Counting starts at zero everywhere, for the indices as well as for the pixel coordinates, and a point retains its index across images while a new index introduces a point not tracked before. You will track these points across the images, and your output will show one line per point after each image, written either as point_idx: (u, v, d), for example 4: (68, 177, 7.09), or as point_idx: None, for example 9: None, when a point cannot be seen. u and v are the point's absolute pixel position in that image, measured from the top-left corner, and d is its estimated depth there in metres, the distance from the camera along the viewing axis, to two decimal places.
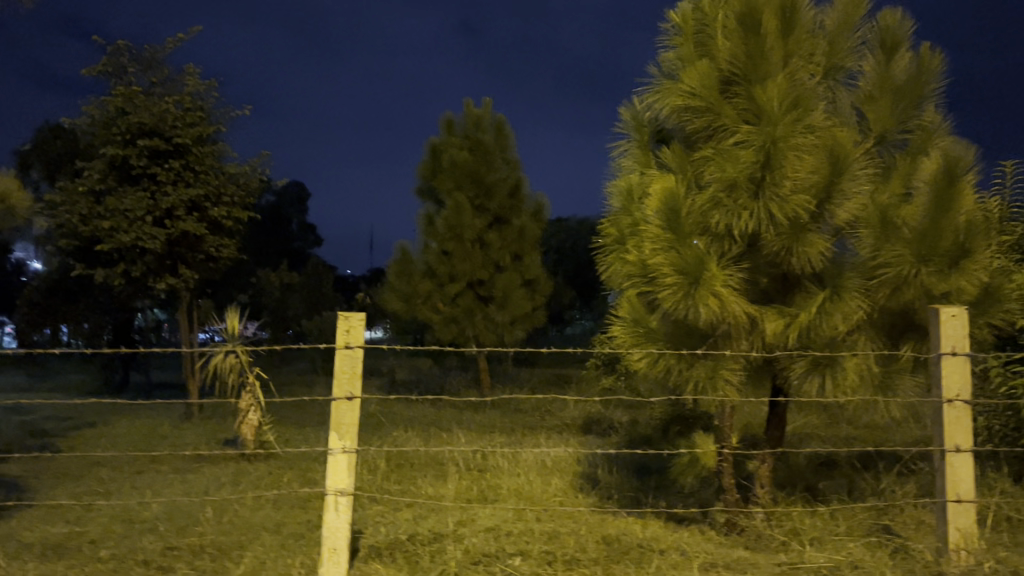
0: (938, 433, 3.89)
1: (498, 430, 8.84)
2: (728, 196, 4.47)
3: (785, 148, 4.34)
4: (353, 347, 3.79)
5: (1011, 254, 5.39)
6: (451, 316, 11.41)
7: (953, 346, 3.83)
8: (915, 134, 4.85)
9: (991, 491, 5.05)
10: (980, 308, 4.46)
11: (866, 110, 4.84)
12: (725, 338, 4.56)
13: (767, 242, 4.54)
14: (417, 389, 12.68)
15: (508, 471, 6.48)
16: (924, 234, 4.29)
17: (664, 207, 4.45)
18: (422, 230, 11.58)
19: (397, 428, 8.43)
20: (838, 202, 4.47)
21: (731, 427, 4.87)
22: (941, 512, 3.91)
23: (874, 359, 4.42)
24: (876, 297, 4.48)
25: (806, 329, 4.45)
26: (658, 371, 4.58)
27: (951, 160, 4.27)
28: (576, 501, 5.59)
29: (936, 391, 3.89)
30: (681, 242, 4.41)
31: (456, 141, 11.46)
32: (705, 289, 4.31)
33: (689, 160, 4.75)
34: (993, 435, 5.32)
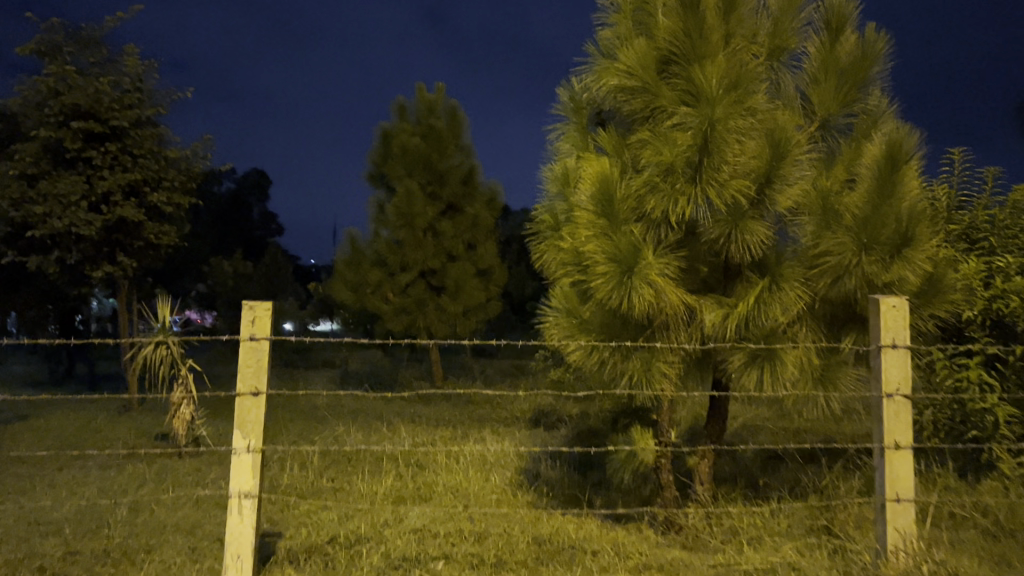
0: (877, 429, 3.71)
1: (443, 423, 8.54)
2: (665, 180, 4.28)
3: (723, 131, 4.13)
4: (258, 340, 3.54)
5: (957, 243, 5.28)
6: (402, 305, 11.10)
7: (892, 340, 3.65)
8: (859, 118, 4.68)
9: (932, 486, 4.94)
10: (924, 298, 4.31)
11: (810, 92, 4.67)
12: (663, 328, 4.42)
13: (706, 230, 4.38)
14: (368, 380, 12.41)
15: (447, 466, 6.26)
16: (865, 222, 4.11)
17: (597, 191, 4.25)
18: (373, 216, 11.30)
19: (340, 423, 8.12)
20: (778, 189, 4.28)
21: (669, 423, 4.74)
22: (879, 511, 3.73)
23: (814, 351, 4.26)
24: (817, 287, 4.32)
25: (744, 321, 4.28)
26: (593, 362, 4.40)
27: (894, 146, 4.10)
28: (513, 498, 5.39)
29: (876, 385, 3.71)
30: (615, 229, 4.20)
31: (409, 126, 11.12)
32: (639, 279, 4.09)
33: (624, 143, 4.54)
34: (937, 427, 5.20)
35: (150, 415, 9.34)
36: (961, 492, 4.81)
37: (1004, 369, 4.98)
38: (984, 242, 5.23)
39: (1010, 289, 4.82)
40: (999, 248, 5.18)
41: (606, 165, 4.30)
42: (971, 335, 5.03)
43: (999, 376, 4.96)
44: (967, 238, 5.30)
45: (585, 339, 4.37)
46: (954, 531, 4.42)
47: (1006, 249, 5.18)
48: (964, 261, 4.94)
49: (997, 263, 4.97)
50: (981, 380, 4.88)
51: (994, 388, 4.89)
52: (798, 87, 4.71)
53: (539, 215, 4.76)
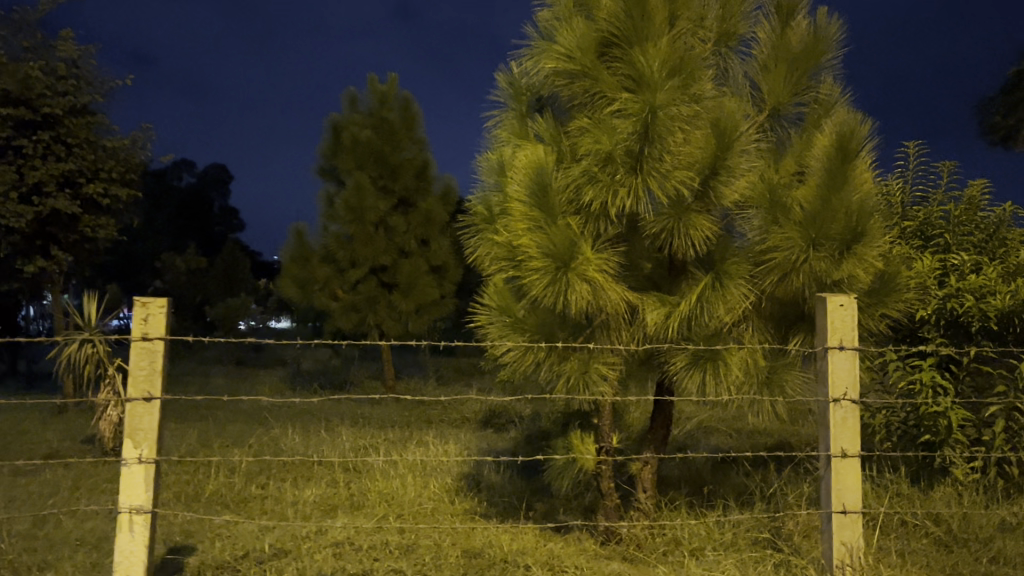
0: (823, 436, 3.47)
1: (388, 424, 8.23)
2: (604, 171, 4.01)
3: (665, 118, 3.88)
4: (151, 339, 3.22)
5: (911, 241, 5.09)
6: (352, 303, 10.75)
7: (839, 341, 3.41)
8: (809, 108, 4.46)
9: (885, 493, 4.74)
10: (876, 297, 4.10)
11: (760, 80, 4.43)
12: (604, 329, 4.17)
13: (649, 223, 4.13)
14: (318, 380, 12.05)
15: (386, 473, 5.94)
16: (813, 216, 3.89)
17: (532, 180, 3.96)
18: (322, 210, 10.92)
19: (281, 426, 7.79)
20: (723, 180, 4.05)
21: (611, 427, 4.48)
22: (824, 523, 3.50)
23: (760, 353, 4.04)
24: (764, 285, 4.09)
25: (686, 320, 4.04)
26: (528, 364, 4.13)
27: (844, 135, 3.88)
28: (450, 506, 5.10)
29: (822, 389, 3.47)
30: (550, 222, 3.93)
31: (360, 117, 10.76)
32: (575, 275, 3.83)
33: (562, 132, 4.26)
34: (890, 431, 5.00)
35: (83, 417, 8.94)
36: (914, 500, 4.62)
37: (958, 371, 4.77)
38: (939, 240, 5.05)
39: (965, 288, 4.61)
40: (954, 246, 5.00)
41: (542, 153, 4.02)
42: (924, 336, 4.82)
43: (953, 379, 4.76)
44: (921, 235, 5.11)
45: (520, 339, 4.08)
46: (904, 541, 4.23)
47: (961, 247, 5.00)
48: (918, 259, 4.74)
49: (952, 261, 4.78)
50: (934, 383, 4.68)
51: (948, 391, 4.68)
52: (747, 74, 4.47)
53: (473, 207, 4.44)
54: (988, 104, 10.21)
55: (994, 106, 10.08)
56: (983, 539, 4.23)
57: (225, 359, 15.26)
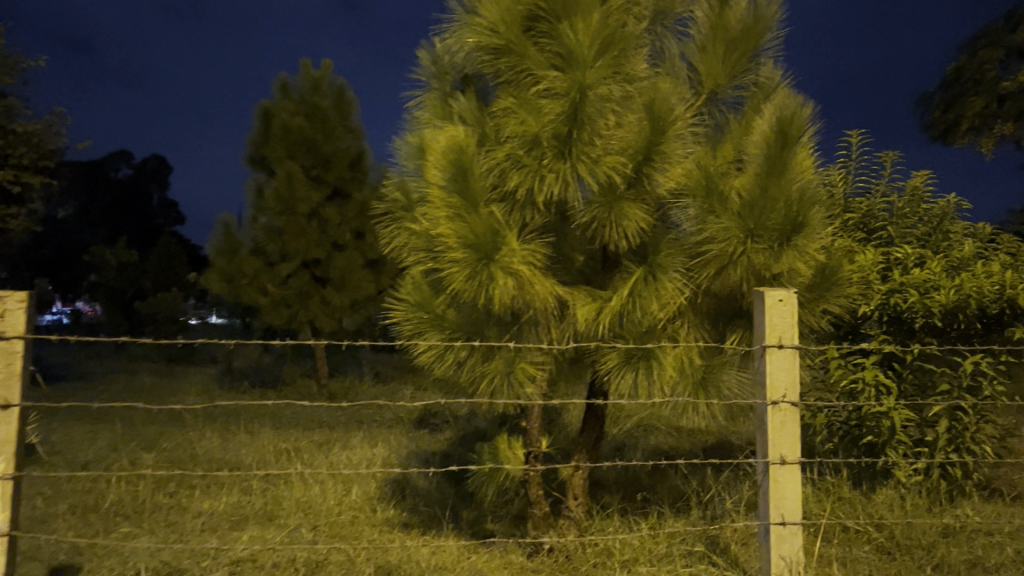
0: (761, 442, 3.21)
1: (315, 426, 7.84)
2: (530, 155, 3.69)
3: (593, 98, 3.60)
4: (8, 339, 2.83)
5: (854, 233, 4.89)
6: (282, 298, 10.30)
7: (778, 339, 3.15)
8: (748, 91, 4.22)
9: (826, 496, 4.54)
10: (817, 292, 3.88)
11: (698, 62, 4.16)
12: (532, 325, 3.87)
13: (579, 212, 3.84)
14: (249, 378, 11.58)
15: (307, 478, 5.58)
16: (750, 206, 3.65)
17: (447, 164, 3.58)
18: (251, 201, 10.42)
19: (200, 428, 7.36)
20: (657, 168, 3.80)
21: (540, 429, 4.18)
22: (762, 537, 3.24)
23: (695, 350, 3.80)
24: (699, 279, 3.83)
25: (617, 316, 3.78)
26: (447, 364, 3.80)
27: (785, 120, 3.63)
28: (370, 515, 4.78)
29: (759, 391, 3.22)
30: (469, 208, 3.57)
31: (291, 104, 10.29)
32: (497, 268, 3.51)
33: (486, 114, 3.91)
34: (832, 432, 4.80)
35: None
36: (856, 505, 4.42)
37: (902, 369, 4.58)
38: (882, 232, 4.86)
39: (909, 283, 4.40)
40: (897, 239, 4.82)
41: (462, 132, 3.67)
42: (866, 332, 4.61)
43: (896, 377, 4.58)
44: (863, 228, 4.93)
45: (439, 337, 3.75)
46: (845, 548, 4.04)
47: (905, 240, 4.82)
48: (861, 252, 4.52)
49: (895, 254, 4.57)
50: (877, 382, 4.47)
51: (891, 390, 4.48)
52: (683, 55, 4.20)
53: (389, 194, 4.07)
54: (928, 100, 10.23)
55: (933, 102, 10.11)
56: (926, 546, 4.07)
57: (153, 356, 14.65)
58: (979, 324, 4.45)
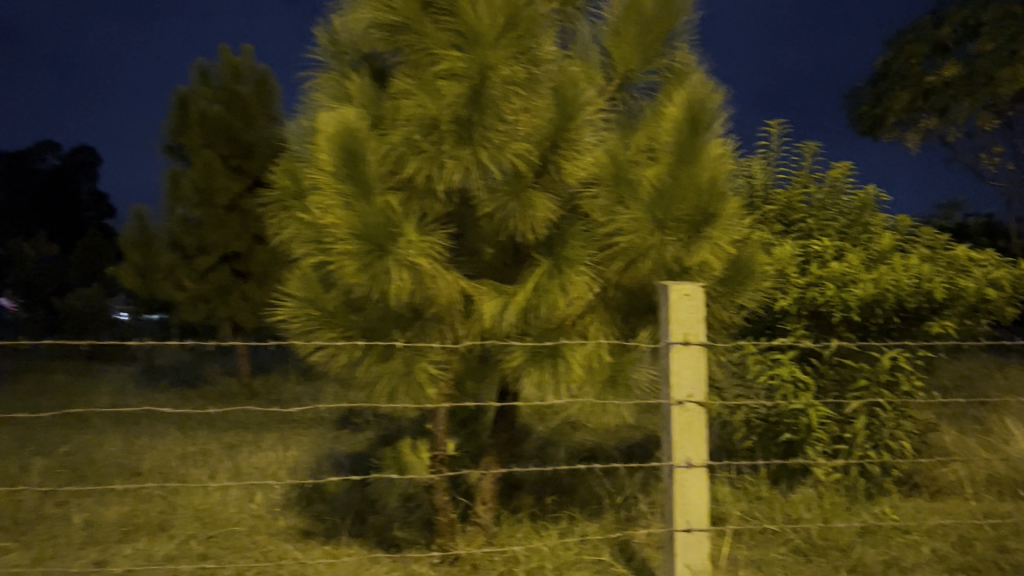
0: (666, 444, 3.05)
1: (230, 428, 7.50)
2: (428, 140, 3.44)
3: (496, 82, 3.40)
4: None
5: (773, 225, 4.77)
6: (200, 293, 9.89)
7: (683, 336, 2.99)
8: (662, 76, 4.03)
9: (745, 495, 4.41)
10: (730, 286, 3.73)
11: (611, 46, 3.96)
12: (434, 321, 3.64)
13: (482, 201, 3.62)
14: (168, 377, 11.12)
15: (208, 484, 5.28)
16: (660, 196, 3.47)
17: (336, 148, 3.30)
18: (167, 191, 9.96)
19: (103, 432, 6.95)
20: (566, 156, 3.64)
21: (445, 431, 3.92)
22: (668, 543, 3.08)
23: (604, 348, 3.62)
24: (608, 273, 3.65)
25: (523, 312, 3.57)
26: (341, 365, 3.54)
27: (697, 105, 3.46)
28: (269, 525, 4.50)
29: (665, 389, 3.05)
30: (361, 195, 3.30)
31: (209, 91, 9.85)
32: (391, 260, 3.26)
33: (382, 95, 3.63)
34: (750, 429, 4.66)
35: None
36: (773, 504, 4.30)
37: (820, 364, 4.48)
38: (801, 224, 4.75)
39: (827, 276, 4.28)
40: (816, 230, 4.71)
41: (353, 114, 3.39)
42: (784, 327, 4.48)
43: (814, 373, 4.47)
44: (783, 220, 4.80)
45: (331, 336, 3.47)
46: (760, 551, 3.90)
47: (824, 232, 4.71)
48: (778, 245, 4.39)
49: (813, 247, 4.45)
50: (795, 378, 4.35)
51: (809, 386, 4.37)
52: (596, 39, 3.99)
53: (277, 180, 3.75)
54: (858, 94, 10.29)
55: (862, 97, 10.16)
56: (843, 546, 3.95)
57: (71, 353, 14.04)
58: (897, 319, 4.36)
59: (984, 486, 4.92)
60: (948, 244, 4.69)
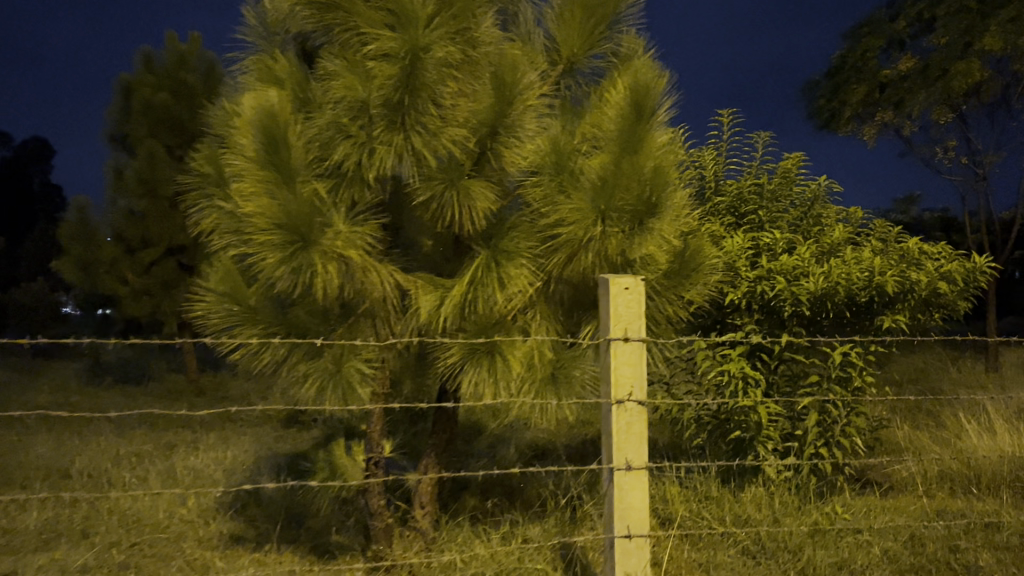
0: (606, 446, 2.89)
1: (170, 427, 7.23)
2: (359, 125, 3.25)
3: (431, 63, 3.21)
4: None
5: (723, 218, 4.65)
6: (145, 288, 9.59)
7: (623, 331, 2.83)
8: (608, 62, 3.88)
9: (694, 494, 4.28)
10: (675, 280, 3.61)
11: (556, 30, 3.80)
12: (367, 316, 3.45)
13: (417, 190, 3.43)
14: (113, 374, 10.77)
15: (137, 488, 5.03)
16: (602, 185, 3.32)
17: (257, 131, 3.09)
18: (109, 182, 9.62)
19: (34, 432, 6.65)
20: (506, 142, 3.43)
21: (381, 432, 3.72)
22: (607, 550, 2.93)
23: (546, 344, 3.46)
24: (549, 266, 3.48)
25: (460, 307, 3.39)
26: (264, 363, 3.33)
27: (641, 91, 3.31)
28: (198, 531, 4.28)
29: (605, 388, 2.89)
30: (283, 182, 3.09)
31: (153, 79, 9.53)
32: (315, 252, 3.07)
33: (310, 77, 3.43)
34: (700, 427, 4.54)
35: None
36: (723, 504, 4.18)
37: (770, 359, 4.36)
38: (752, 216, 4.63)
39: (777, 270, 4.15)
40: (767, 223, 4.59)
41: (276, 96, 3.18)
42: (734, 321, 4.35)
43: (764, 370, 4.35)
44: (733, 213, 4.69)
45: (252, 333, 3.26)
46: (707, 553, 3.77)
47: (775, 225, 4.60)
48: (728, 237, 4.26)
49: (764, 239, 4.33)
50: (745, 374, 4.23)
51: (759, 382, 4.25)
52: (540, 21, 3.83)
53: (196, 166, 3.52)
54: (815, 88, 10.26)
55: (820, 90, 10.13)
56: (793, 547, 3.83)
57: (14, 351, 13.58)
58: (849, 313, 4.25)
59: (936, 482, 4.85)
60: (900, 237, 4.61)
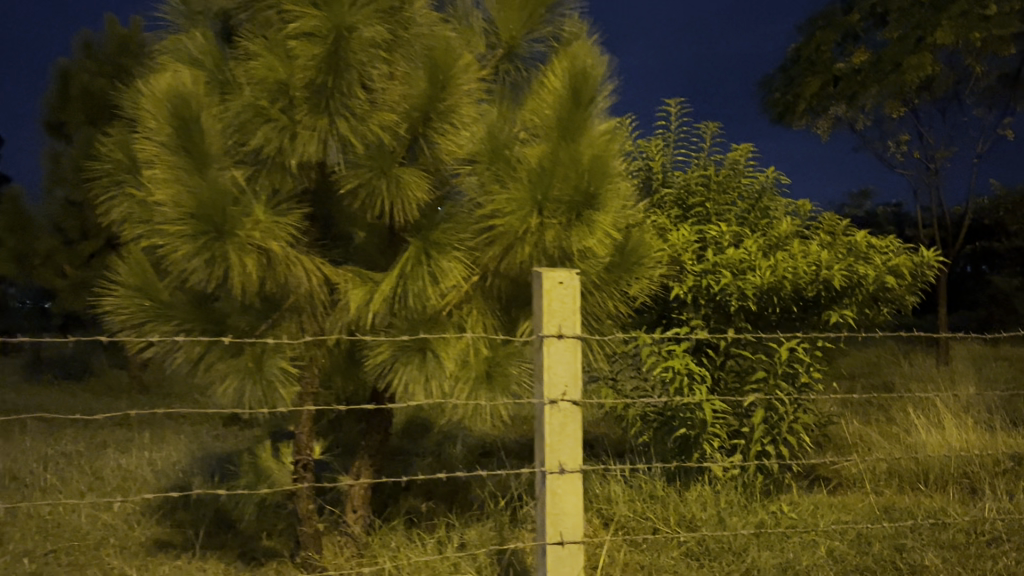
0: (538, 448, 2.75)
1: (104, 425, 6.96)
2: (281, 109, 3.06)
3: (356, 44, 3.04)
4: None
5: (669, 210, 4.53)
6: (83, 281, 9.26)
7: (556, 327, 2.69)
8: (549, 45, 3.72)
9: (638, 494, 4.17)
10: (615, 275, 3.47)
11: (494, 13, 3.64)
12: (291, 312, 3.27)
13: (344, 179, 3.25)
14: (53, 370, 10.41)
15: (60, 492, 4.78)
16: (538, 175, 3.16)
17: (168, 114, 2.88)
18: (46, 172, 9.26)
19: None
20: (439, 129, 3.27)
21: (311, 434, 3.54)
22: (539, 557, 2.79)
23: (481, 340, 3.31)
24: (484, 259, 3.32)
25: (389, 303, 3.22)
26: (179, 361, 3.14)
27: (579, 75, 3.16)
28: (120, 537, 4.06)
29: (537, 388, 2.75)
30: (196, 170, 2.89)
31: (92, 64, 9.18)
32: (232, 244, 2.88)
33: (228, 57, 3.23)
34: (646, 424, 4.42)
35: None
36: (668, 503, 4.07)
37: (716, 356, 4.25)
38: (699, 208, 4.52)
39: (723, 264, 4.04)
40: (714, 215, 4.47)
41: (189, 77, 2.98)
42: (680, 316, 4.23)
43: (710, 366, 4.25)
44: (680, 206, 4.57)
45: (165, 330, 3.07)
46: (651, 555, 3.66)
47: (721, 217, 4.48)
48: (673, 231, 4.13)
49: (710, 233, 4.21)
50: (690, 371, 4.11)
51: (704, 379, 4.14)
52: (477, 3, 3.66)
53: (106, 152, 3.30)
54: (770, 81, 10.22)
55: (774, 84, 10.09)
56: (737, 548, 3.73)
57: None
58: (796, 308, 4.16)
59: (884, 479, 4.79)
60: (849, 230, 4.52)
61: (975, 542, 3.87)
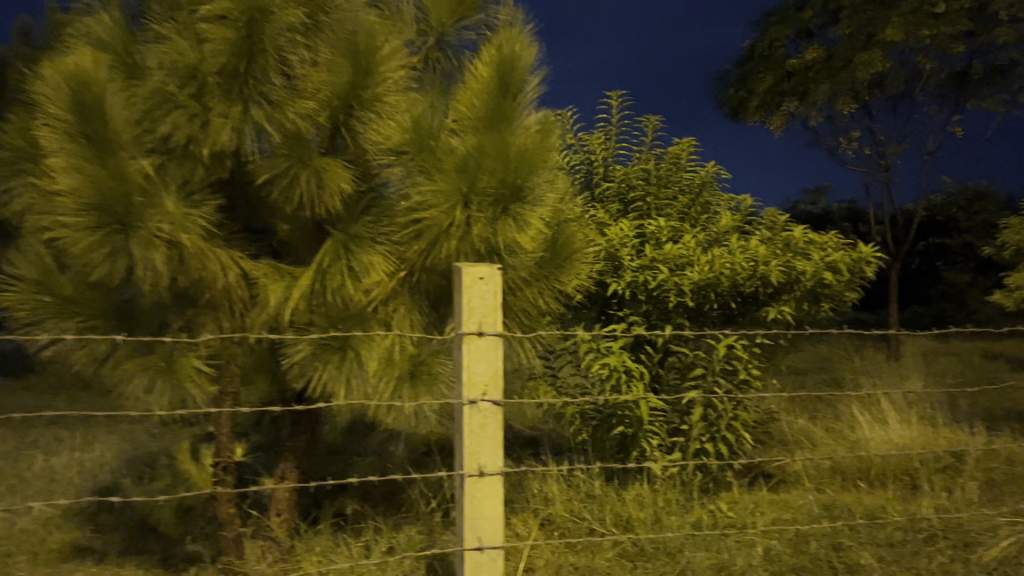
0: (457, 450, 2.65)
1: (35, 424, 6.72)
2: (191, 94, 2.92)
3: (270, 28, 2.90)
4: None
5: (610, 206, 4.46)
6: None
7: (476, 326, 2.59)
8: (481, 34, 3.62)
9: (576, 493, 4.09)
10: (546, 270, 3.38)
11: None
12: (207, 308, 3.14)
13: (261, 168, 3.11)
14: None
15: None
16: (463, 166, 3.06)
17: (64, 98, 2.72)
18: None
19: None
20: (362, 118, 3.14)
21: (232, 435, 3.41)
22: (458, 562, 2.70)
23: (406, 338, 3.19)
24: (408, 253, 3.20)
25: (309, 299, 3.10)
26: (85, 357, 3.01)
27: (507, 64, 3.06)
28: (35, 543, 3.89)
29: (456, 388, 2.64)
30: (95, 158, 2.73)
31: None
32: (137, 236, 2.75)
33: (137, 40, 3.08)
34: (584, 422, 4.35)
35: None
36: (605, 502, 3.99)
37: (654, 353, 4.18)
38: (639, 203, 4.45)
39: (661, 259, 3.97)
40: (654, 210, 4.41)
41: (89, 59, 2.81)
42: (618, 313, 4.16)
43: (648, 363, 4.18)
44: (621, 202, 4.50)
45: (66, 325, 2.94)
46: (584, 557, 3.58)
47: (661, 212, 4.42)
48: (610, 225, 4.06)
49: (648, 228, 4.15)
50: (627, 368, 4.04)
51: (642, 376, 4.07)
52: None
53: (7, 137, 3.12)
54: (724, 77, 10.21)
55: (729, 79, 10.08)
56: (673, 547, 3.67)
57: None
58: (735, 304, 4.11)
59: (826, 477, 4.76)
60: (789, 225, 4.47)
61: (911, 539, 3.84)
